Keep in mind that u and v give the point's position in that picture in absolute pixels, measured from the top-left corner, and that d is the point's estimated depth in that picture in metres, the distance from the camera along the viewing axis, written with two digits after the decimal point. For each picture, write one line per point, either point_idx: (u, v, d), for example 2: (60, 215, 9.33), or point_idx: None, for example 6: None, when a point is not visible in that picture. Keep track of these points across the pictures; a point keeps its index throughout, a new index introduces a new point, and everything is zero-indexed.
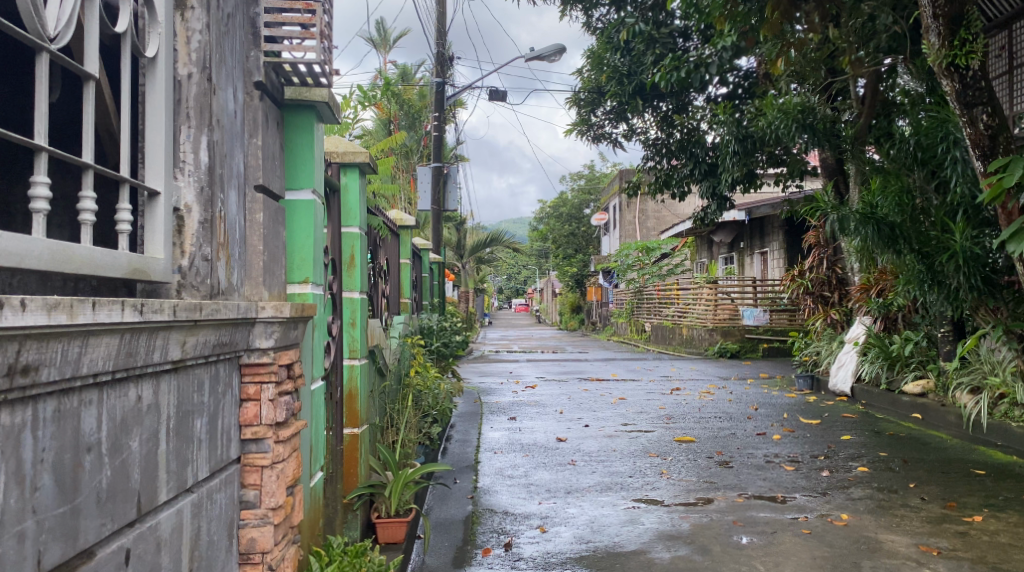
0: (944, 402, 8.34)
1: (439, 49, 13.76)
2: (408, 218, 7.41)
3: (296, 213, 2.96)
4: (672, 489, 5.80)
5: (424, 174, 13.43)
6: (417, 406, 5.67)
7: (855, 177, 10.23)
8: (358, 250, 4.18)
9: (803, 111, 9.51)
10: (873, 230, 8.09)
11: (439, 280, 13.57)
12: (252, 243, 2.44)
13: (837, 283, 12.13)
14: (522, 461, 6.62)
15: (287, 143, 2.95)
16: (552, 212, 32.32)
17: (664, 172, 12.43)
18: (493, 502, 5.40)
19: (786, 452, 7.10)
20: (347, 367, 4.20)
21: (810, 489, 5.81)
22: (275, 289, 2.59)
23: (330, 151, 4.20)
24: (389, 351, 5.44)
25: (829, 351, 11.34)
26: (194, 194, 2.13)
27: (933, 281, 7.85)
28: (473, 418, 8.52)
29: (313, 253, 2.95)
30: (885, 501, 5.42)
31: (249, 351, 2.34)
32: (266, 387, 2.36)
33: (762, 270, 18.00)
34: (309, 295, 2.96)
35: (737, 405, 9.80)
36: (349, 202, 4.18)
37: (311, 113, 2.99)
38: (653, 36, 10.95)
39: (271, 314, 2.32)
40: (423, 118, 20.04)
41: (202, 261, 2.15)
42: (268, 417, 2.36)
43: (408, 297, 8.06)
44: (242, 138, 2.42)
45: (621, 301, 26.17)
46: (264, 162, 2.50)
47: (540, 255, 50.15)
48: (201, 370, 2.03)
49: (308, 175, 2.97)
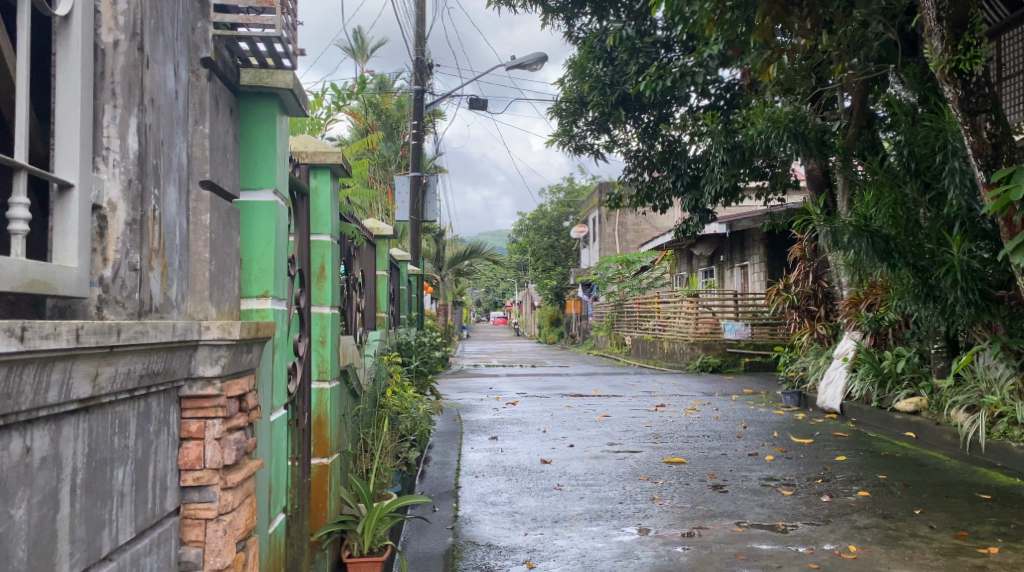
0: (938, 420, 8.05)
1: (418, 57, 13.41)
2: (385, 227, 6.98)
3: (256, 218, 2.57)
4: (666, 516, 5.44)
5: (401, 184, 13.03)
6: (394, 429, 5.27)
7: (842, 187, 9.95)
8: (328, 260, 3.84)
9: (794, 119, 9.23)
10: (868, 243, 7.64)
11: (417, 292, 13.14)
12: (197, 250, 2.05)
13: (823, 297, 11.87)
14: (505, 486, 6.23)
15: (244, 134, 2.57)
16: (531, 224, 32.01)
17: (646, 185, 12.10)
18: (476, 534, 5.00)
19: (781, 474, 6.77)
20: (316, 390, 3.80)
21: (812, 516, 5.46)
22: (225, 306, 2.19)
23: (299, 151, 3.84)
24: (363, 371, 5.08)
25: (816, 366, 11.02)
26: (120, 189, 1.74)
27: (929, 294, 7.58)
28: (452, 438, 8.11)
29: (274, 264, 2.57)
30: (892, 530, 5.09)
31: (191, 381, 1.95)
32: (211, 423, 1.97)
33: (743, 284, 17.77)
34: (270, 312, 2.58)
35: (726, 423, 9.45)
36: (320, 208, 3.84)
37: (274, 102, 2.61)
38: (637, 45, 10.65)
39: (217, 336, 1.94)
40: (401, 128, 19.67)
41: (130, 271, 1.76)
42: (215, 459, 1.97)
43: (384, 311, 7.64)
44: (185, 124, 2.04)
45: (601, 314, 25.82)
46: (213, 153, 2.11)
47: (518, 268, 49.75)
48: (126, 408, 1.64)
49: (270, 173, 2.58)
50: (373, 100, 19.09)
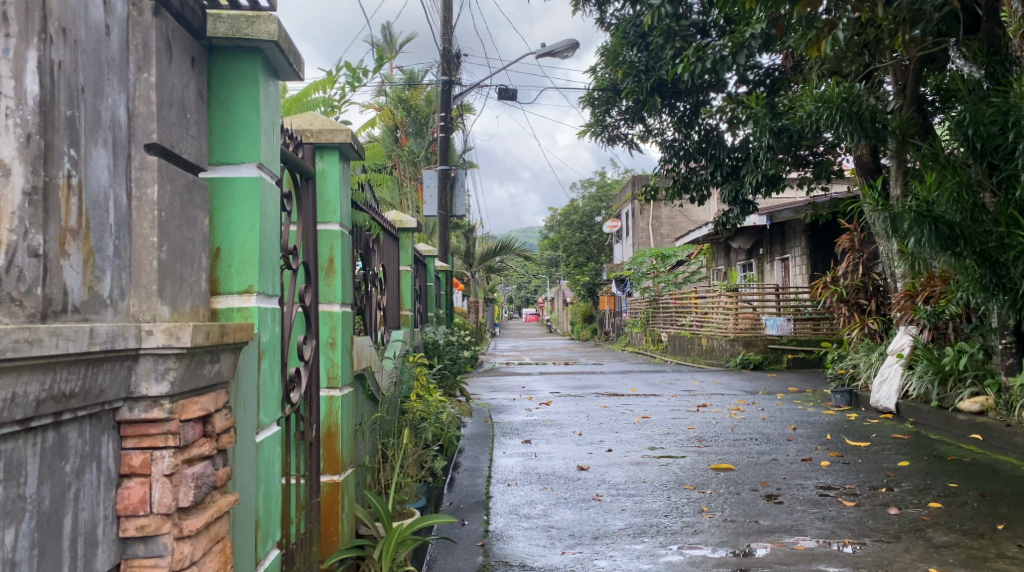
0: (1008, 422, 7.42)
1: (445, 47, 12.96)
2: (409, 219, 6.63)
3: (233, 195, 2.15)
4: (717, 532, 4.93)
5: (429, 178, 12.62)
6: (417, 438, 4.85)
7: (893, 171, 9.31)
8: (338, 253, 3.42)
9: (847, 99, 8.34)
10: (930, 230, 7.01)
11: (447, 288, 12.68)
12: (141, 232, 1.67)
13: (874, 290, 11.30)
14: (539, 496, 5.76)
15: (223, 97, 2.16)
16: (563, 220, 31.44)
17: (682, 175, 11.55)
18: (508, 552, 4.53)
19: (838, 482, 6.24)
20: (325, 400, 3.38)
21: (881, 532, 4.91)
22: (187, 305, 1.81)
23: (303, 129, 3.43)
24: (385, 375, 4.67)
25: (867, 363, 10.36)
26: (14, 146, 1.36)
27: (1000, 285, 6.94)
28: (483, 442, 7.66)
29: (259, 254, 2.15)
30: (975, 550, 4.54)
31: (131, 403, 1.58)
32: (157, 457, 1.60)
33: (783, 278, 17.11)
34: (253, 310, 2.16)
35: (774, 424, 8.90)
36: (327, 192, 3.41)
37: (258, 58, 2.18)
38: (673, 29, 10.09)
39: (161, 342, 1.58)
40: (430, 124, 19.29)
41: (31, 256, 1.38)
42: (164, 503, 1.60)
43: (409, 310, 7.18)
44: (124, 70, 1.65)
45: (636, 310, 25.26)
46: (163, 109, 1.73)
47: (550, 265, 49.30)
48: (19, 444, 1.30)
49: (253, 144, 2.16)
50: (401, 95, 18.77)
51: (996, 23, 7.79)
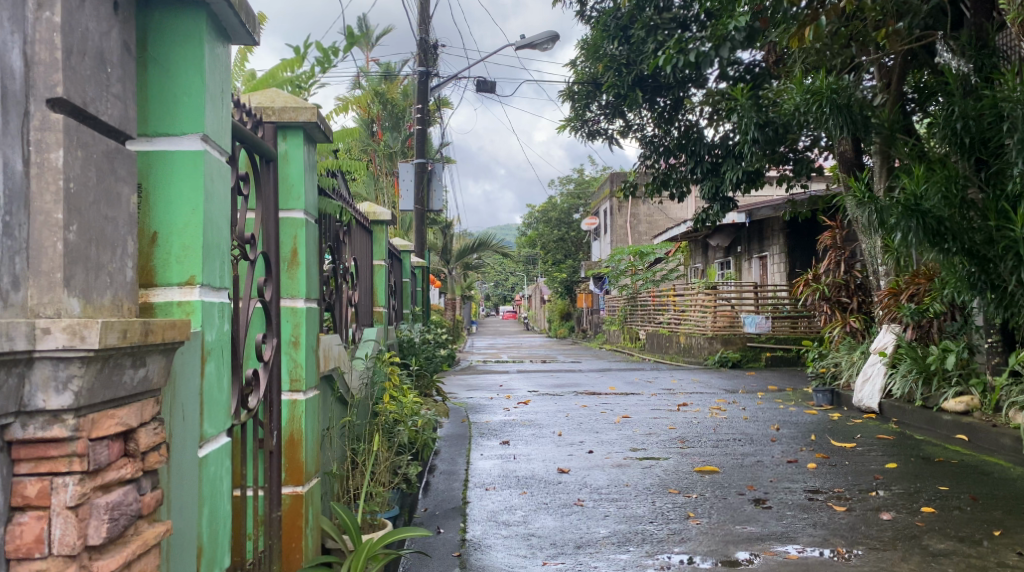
0: (994, 422, 7.25)
1: (422, 37, 12.65)
2: (382, 210, 6.32)
3: (173, 171, 1.89)
4: (705, 540, 4.70)
5: (406, 172, 12.31)
6: (390, 442, 4.57)
7: (877, 166, 9.15)
8: (302, 243, 3.14)
9: (835, 90, 7.94)
10: (918, 225, 6.66)
11: (423, 285, 12.35)
12: (42, 206, 1.49)
13: (856, 288, 11.17)
14: (519, 501, 5.49)
15: (163, 58, 1.92)
16: (541, 217, 31.09)
17: (662, 172, 11.24)
18: (487, 564, 4.26)
19: (826, 486, 6.03)
20: (288, 404, 3.09)
21: (875, 539, 4.70)
22: (105, 297, 1.62)
23: (265, 106, 3.12)
24: (357, 375, 4.38)
25: (849, 362, 10.16)
26: None
27: (989, 283, 6.70)
28: (460, 443, 7.39)
29: (203, 238, 1.89)
30: (975, 559, 4.34)
31: (25, 419, 1.45)
32: (58, 486, 1.47)
33: (761, 276, 16.98)
34: (195, 307, 1.89)
35: (756, 424, 8.70)
36: (291, 175, 3.13)
37: (204, 14, 1.93)
38: (654, 22, 9.85)
39: (59, 343, 1.43)
40: (406, 118, 19.02)
41: None
42: (66, 542, 1.47)
43: (382, 306, 6.88)
44: (15, 10, 1.47)
45: (613, 307, 25.04)
46: (72, 59, 1.54)
47: (528, 261, 49.09)
48: None
49: (195, 113, 1.91)
50: (378, 89, 18.38)
51: (983, 16, 7.55)
